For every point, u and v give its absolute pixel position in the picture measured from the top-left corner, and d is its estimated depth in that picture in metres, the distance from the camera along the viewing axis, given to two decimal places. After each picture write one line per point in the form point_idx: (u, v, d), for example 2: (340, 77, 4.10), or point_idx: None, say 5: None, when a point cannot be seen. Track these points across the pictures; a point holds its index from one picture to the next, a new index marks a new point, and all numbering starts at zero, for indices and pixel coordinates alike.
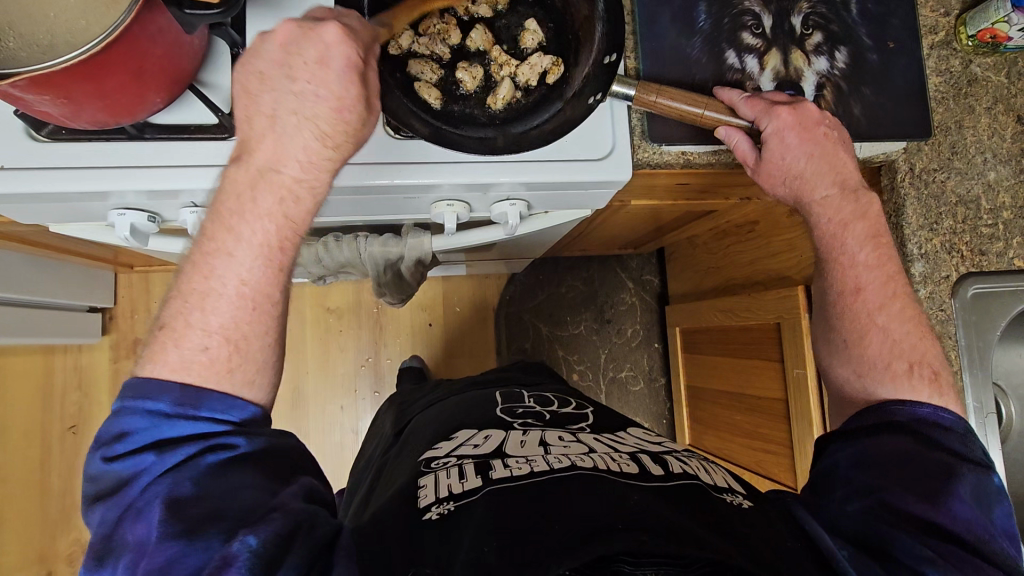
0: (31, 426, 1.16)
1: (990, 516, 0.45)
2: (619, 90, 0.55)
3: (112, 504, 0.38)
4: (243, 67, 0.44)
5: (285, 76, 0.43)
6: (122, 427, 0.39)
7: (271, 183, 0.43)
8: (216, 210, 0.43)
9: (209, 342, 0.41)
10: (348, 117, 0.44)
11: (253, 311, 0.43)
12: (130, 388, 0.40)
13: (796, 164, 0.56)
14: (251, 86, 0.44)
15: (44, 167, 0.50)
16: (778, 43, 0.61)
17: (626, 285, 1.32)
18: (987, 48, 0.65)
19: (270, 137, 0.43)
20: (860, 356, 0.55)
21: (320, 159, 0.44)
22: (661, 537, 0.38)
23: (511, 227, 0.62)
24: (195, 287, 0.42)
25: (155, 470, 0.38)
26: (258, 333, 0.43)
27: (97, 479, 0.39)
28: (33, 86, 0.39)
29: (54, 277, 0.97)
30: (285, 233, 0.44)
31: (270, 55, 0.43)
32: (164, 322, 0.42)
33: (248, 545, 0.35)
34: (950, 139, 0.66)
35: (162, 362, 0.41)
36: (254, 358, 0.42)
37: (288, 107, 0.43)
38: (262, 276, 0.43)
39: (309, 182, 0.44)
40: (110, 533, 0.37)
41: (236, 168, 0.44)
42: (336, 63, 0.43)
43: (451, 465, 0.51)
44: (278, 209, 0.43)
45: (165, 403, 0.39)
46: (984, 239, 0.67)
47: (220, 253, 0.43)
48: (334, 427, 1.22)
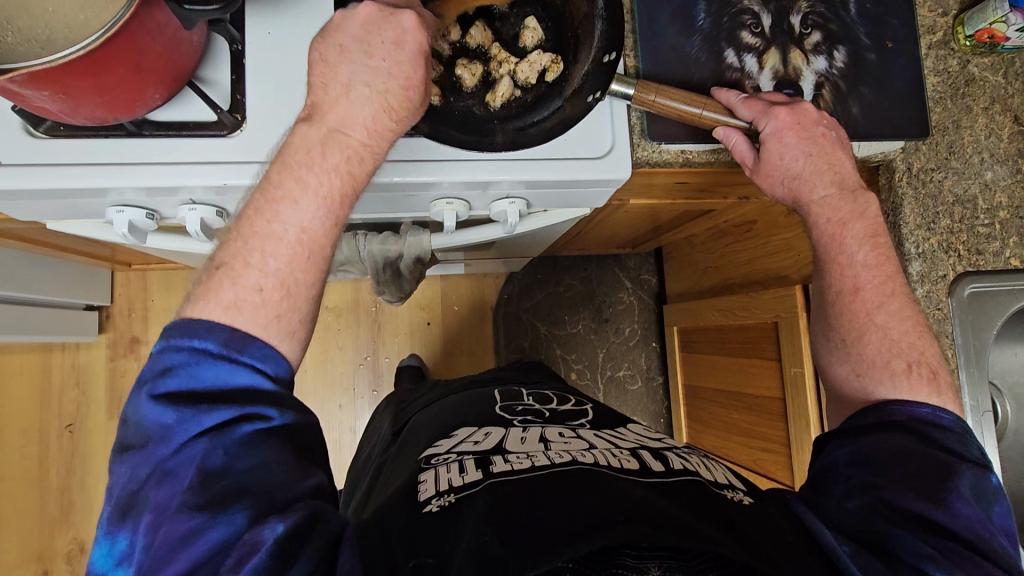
0: (27, 426, 1.15)
1: (990, 514, 0.45)
2: (617, 88, 0.55)
3: (142, 456, 0.37)
4: (324, 39, 0.45)
5: (362, 52, 0.44)
6: (166, 364, 0.38)
7: (339, 143, 0.44)
8: (280, 160, 0.43)
9: (264, 284, 0.41)
10: (413, 96, 0.45)
11: (306, 261, 0.42)
12: (176, 327, 0.39)
13: (793, 165, 0.57)
14: (330, 55, 0.44)
15: (41, 163, 0.50)
16: (777, 43, 0.62)
17: (624, 285, 1.32)
18: (985, 48, 0.65)
19: (344, 102, 0.44)
20: (858, 355, 0.55)
21: (383, 128, 0.45)
22: (663, 530, 0.38)
23: (510, 225, 0.62)
24: (256, 230, 0.42)
25: (193, 426, 0.37)
26: (307, 284, 0.43)
27: (131, 422, 0.38)
28: (31, 81, 0.39)
29: (51, 275, 0.96)
30: (346, 189, 0.44)
31: (351, 30, 0.44)
32: (221, 261, 0.41)
33: (276, 531, 0.35)
34: (947, 139, 0.66)
35: (216, 298, 0.40)
36: (300, 309, 0.42)
37: (361, 78, 0.44)
38: (321, 228, 0.43)
39: (371, 147, 0.45)
40: (137, 488, 0.37)
41: (304, 126, 0.44)
42: (411, 48, 0.44)
43: (452, 461, 0.51)
44: (342, 167, 0.44)
45: (211, 343, 0.39)
46: (980, 238, 0.68)
47: (286, 199, 0.42)
48: (333, 426, 1.22)
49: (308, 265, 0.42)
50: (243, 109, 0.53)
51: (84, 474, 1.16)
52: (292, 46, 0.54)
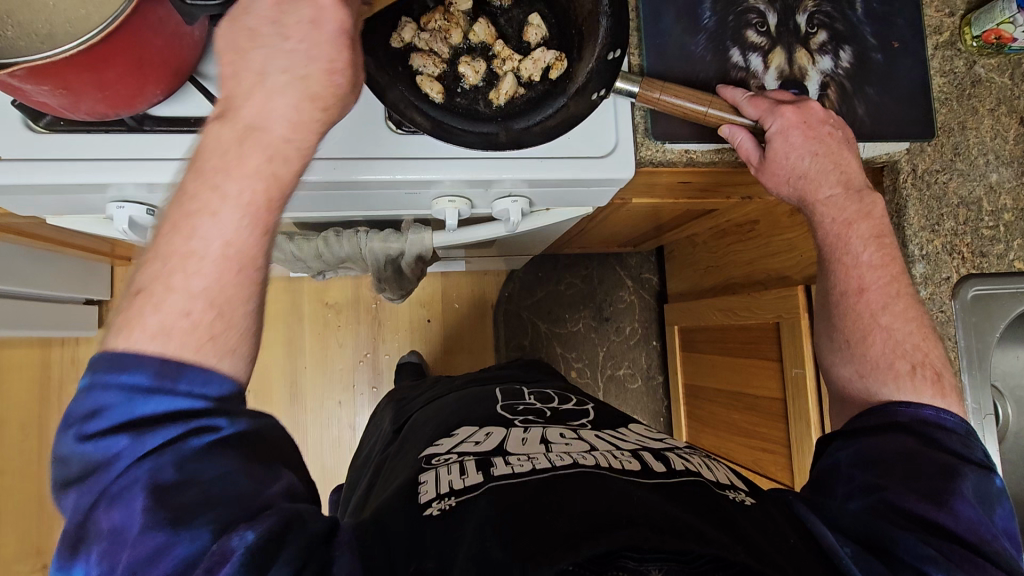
0: (27, 419, 1.15)
1: (992, 516, 0.45)
2: (623, 86, 0.55)
3: (85, 489, 0.35)
4: (231, 23, 0.41)
5: (278, 34, 0.40)
6: (94, 404, 0.36)
7: (259, 140, 0.40)
8: (193, 169, 0.40)
9: (193, 307, 0.38)
10: (339, 81, 0.41)
11: (237, 274, 0.39)
12: (102, 361, 0.37)
13: (800, 164, 0.56)
14: (239, 40, 0.41)
15: (41, 158, 0.50)
16: (783, 42, 0.61)
17: (625, 283, 1.32)
18: (992, 49, 0.65)
19: (258, 94, 0.40)
20: (862, 356, 0.55)
21: (310, 121, 0.41)
22: (664, 533, 0.38)
23: (512, 223, 0.61)
24: (175, 249, 0.38)
25: (133, 452, 0.35)
26: (241, 300, 0.39)
27: (67, 461, 0.36)
28: (32, 76, 0.38)
29: (52, 269, 0.96)
30: (272, 192, 0.41)
31: (261, 10, 0.41)
32: (140, 286, 0.38)
33: (246, 539, 0.34)
34: (953, 141, 0.66)
35: (138, 328, 0.37)
36: (237, 325, 0.39)
37: (278, 65, 0.40)
38: (247, 237, 0.40)
39: (296, 143, 0.41)
40: (84, 519, 0.35)
41: (216, 126, 0.40)
42: (330, 26, 0.40)
43: (453, 462, 0.51)
44: (265, 168, 0.40)
45: (142, 376, 0.36)
46: (984, 240, 0.67)
47: (204, 212, 0.39)
48: (332, 422, 1.22)
49: (239, 279, 0.39)
50: None
51: None
52: None
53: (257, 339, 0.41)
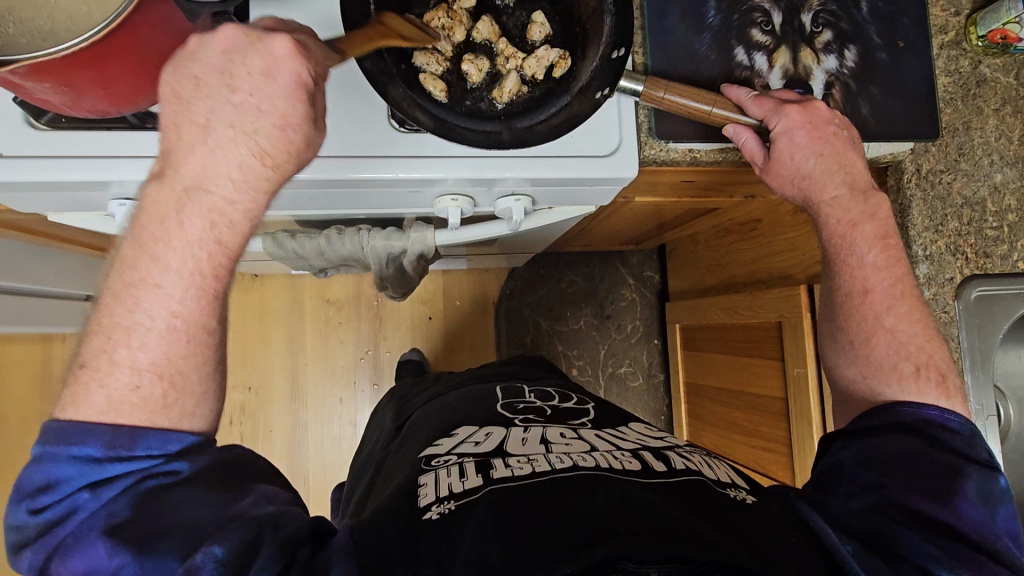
0: (29, 415, 1.15)
1: (995, 516, 0.45)
2: (627, 84, 0.54)
3: (41, 546, 0.38)
4: (177, 71, 0.41)
5: (224, 86, 0.40)
6: (48, 477, 0.38)
7: (199, 205, 0.41)
8: (136, 235, 0.42)
9: (141, 380, 0.40)
10: (292, 135, 0.42)
11: (185, 343, 0.41)
12: (51, 433, 0.39)
13: (805, 164, 0.56)
14: (183, 91, 0.41)
15: (42, 155, 0.50)
16: (788, 41, 0.61)
17: (626, 281, 1.32)
18: (997, 48, 0.65)
19: (202, 150, 0.41)
20: (866, 357, 0.55)
21: (257, 177, 0.42)
22: (664, 539, 0.38)
23: (515, 222, 0.61)
24: (118, 322, 0.40)
25: (89, 509, 0.38)
26: (194, 365, 0.41)
27: (27, 528, 0.38)
28: (33, 73, 0.38)
29: (53, 266, 0.96)
30: (217, 260, 0.42)
31: (209, 58, 0.40)
32: (86, 361, 0.40)
33: (214, 555, 0.36)
34: (957, 141, 0.66)
35: (86, 405, 0.39)
36: (193, 389, 0.41)
37: (223, 117, 0.41)
38: (194, 305, 0.41)
39: (240, 203, 0.42)
40: (46, 571, 0.37)
41: (157, 186, 0.41)
42: (284, 79, 0.40)
43: (453, 463, 0.51)
44: (207, 234, 0.41)
45: (93, 447, 0.38)
46: (988, 241, 0.67)
47: (145, 283, 0.41)
48: (333, 419, 1.22)
49: (189, 348, 0.41)
50: None
51: None
52: None
53: (218, 392, 0.44)
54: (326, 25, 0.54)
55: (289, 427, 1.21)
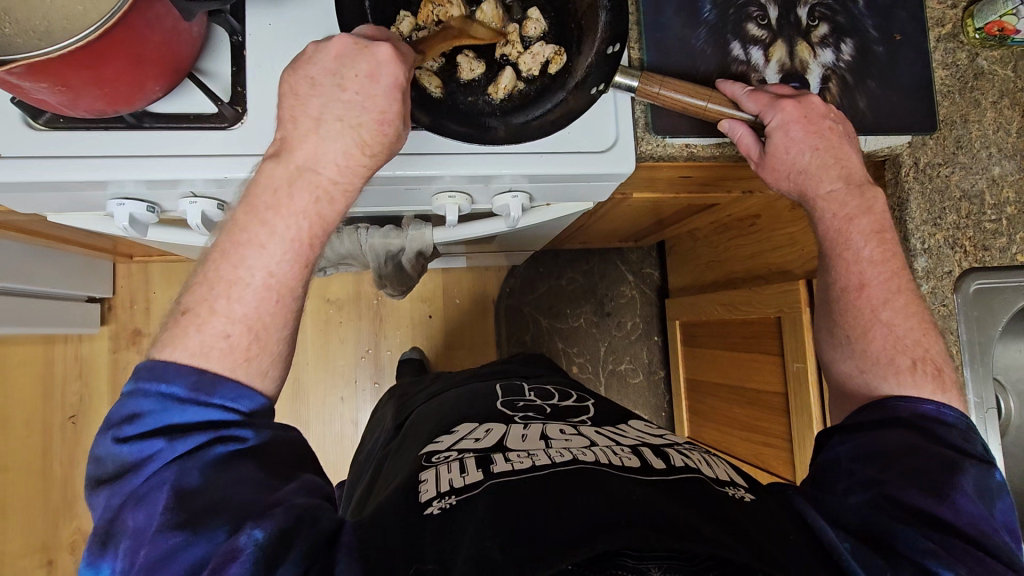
0: (32, 416, 1.16)
1: (992, 510, 0.45)
2: (622, 80, 0.53)
3: (116, 489, 0.39)
4: (295, 71, 0.45)
5: (337, 84, 0.44)
6: (136, 409, 0.40)
7: (308, 182, 0.44)
8: (248, 203, 0.44)
9: (231, 330, 0.42)
10: (387, 132, 0.45)
11: (277, 301, 0.44)
12: (146, 369, 0.41)
13: (801, 159, 0.56)
14: (300, 87, 0.45)
15: (39, 155, 0.50)
16: (783, 35, 0.61)
17: (626, 278, 1.32)
18: (994, 41, 0.64)
19: (313, 138, 0.44)
20: (863, 352, 0.55)
21: (356, 165, 0.46)
22: (664, 534, 0.38)
23: (513, 219, 0.61)
24: (222, 275, 0.43)
25: (163, 457, 0.39)
26: (277, 325, 0.44)
27: (103, 461, 0.40)
28: (30, 73, 0.39)
29: (53, 267, 0.97)
30: (315, 232, 0.45)
31: (323, 61, 0.44)
32: (187, 307, 0.43)
33: (255, 538, 0.37)
34: (955, 134, 0.66)
35: (183, 346, 0.42)
36: (272, 348, 0.44)
37: (334, 113, 0.44)
38: (289, 270, 0.44)
39: (342, 184, 0.46)
40: (112, 517, 0.39)
41: (272, 164, 0.45)
42: (386, 80, 0.44)
43: (453, 459, 0.51)
44: (311, 209, 0.45)
45: (180, 387, 0.40)
46: (986, 234, 0.67)
47: (253, 243, 0.44)
48: (334, 418, 1.22)
49: (277, 308, 0.44)
50: (244, 102, 0.53)
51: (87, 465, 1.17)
52: (293, 39, 0.53)
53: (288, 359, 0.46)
54: (322, 23, 0.54)
55: (291, 426, 1.21)
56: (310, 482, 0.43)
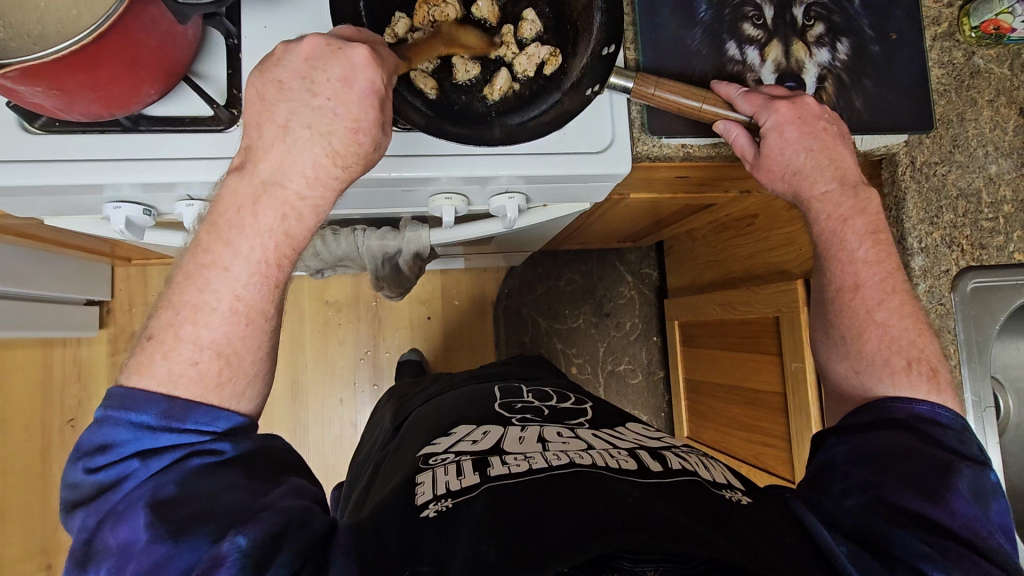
0: (31, 419, 1.16)
1: (988, 512, 0.45)
2: (617, 81, 0.54)
3: (93, 509, 0.39)
4: (263, 75, 0.44)
5: (307, 89, 0.43)
6: (106, 438, 0.40)
7: (274, 197, 0.44)
8: (212, 220, 0.44)
9: (199, 357, 0.42)
10: (362, 139, 0.44)
11: (246, 326, 0.43)
12: (115, 398, 0.41)
13: (795, 160, 0.56)
14: (267, 93, 0.44)
15: (34, 159, 0.50)
16: (779, 35, 0.61)
17: (625, 278, 1.32)
18: (991, 39, 0.64)
19: (281, 147, 0.44)
20: (859, 352, 0.55)
21: (327, 176, 0.45)
22: (660, 535, 0.38)
23: (509, 220, 0.61)
24: (186, 300, 0.43)
25: (138, 476, 0.39)
26: (250, 348, 0.44)
27: (77, 487, 0.40)
28: (25, 77, 0.39)
29: (52, 271, 0.97)
30: (282, 249, 0.45)
31: (292, 65, 0.44)
32: (152, 334, 0.43)
33: (239, 545, 0.36)
34: (951, 132, 0.66)
35: (149, 374, 0.41)
36: (245, 370, 0.43)
37: (303, 120, 0.44)
38: (257, 292, 0.44)
39: (312, 199, 0.45)
40: (90, 539, 0.38)
41: (237, 177, 0.44)
42: (360, 85, 0.43)
43: (450, 462, 0.51)
44: (278, 226, 0.44)
45: (150, 415, 0.40)
46: (984, 233, 0.67)
47: (216, 266, 0.43)
48: (334, 420, 1.22)
49: (248, 331, 0.43)
50: (239, 105, 0.53)
51: None
52: (288, 42, 0.53)
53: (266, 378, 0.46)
54: (317, 25, 0.54)
55: (291, 428, 1.21)
56: (297, 486, 0.43)
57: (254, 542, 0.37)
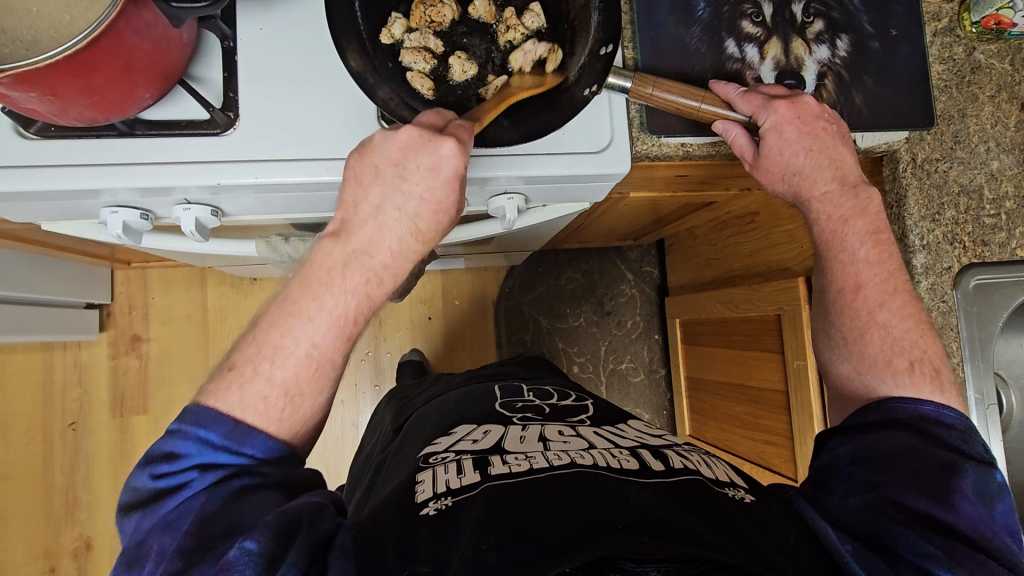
0: (32, 423, 1.16)
1: (993, 512, 0.45)
2: (615, 81, 0.54)
3: (148, 514, 0.42)
4: (360, 157, 0.46)
5: (398, 176, 0.46)
6: (175, 448, 0.43)
7: (361, 265, 0.46)
8: (303, 276, 0.47)
9: (269, 393, 0.44)
10: (441, 219, 0.48)
11: (314, 371, 0.46)
12: (188, 414, 0.44)
13: (794, 160, 0.56)
14: (364, 175, 0.46)
15: (31, 165, 0.50)
16: (779, 32, 0.60)
17: (626, 277, 1.32)
18: (991, 35, 0.64)
19: (372, 223, 0.46)
20: (861, 353, 0.54)
21: (408, 250, 0.48)
22: (662, 537, 0.37)
23: (508, 221, 0.61)
24: (269, 341, 0.45)
25: (195, 486, 0.42)
26: (314, 391, 0.46)
27: (138, 491, 0.43)
28: (18, 83, 0.38)
29: (51, 274, 0.97)
30: (361, 309, 0.47)
31: (388, 152, 0.46)
32: (234, 364, 0.45)
33: (247, 550, 0.37)
34: (952, 129, 0.65)
35: (223, 400, 0.44)
36: (303, 412, 0.46)
37: (393, 201, 0.46)
38: (332, 343, 0.46)
39: (393, 267, 0.48)
40: (138, 544, 0.41)
41: (330, 243, 0.47)
42: (447, 173, 0.45)
43: (450, 460, 0.51)
44: (362, 289, 0.47)
45: (215, 434, 0.43)
46: (985, 229, 0.67)
47: (301, 315, 0.46)
48: (335, 421, 1.22)
49: (315, 376, 0.46)
50: (236, 108, 0.52)
51: (89, 472, 1.17)
52: (283, 45, 0.53)
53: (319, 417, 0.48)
54: (312, 28, 0.54)
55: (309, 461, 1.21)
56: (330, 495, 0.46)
57: (263, 544, 0.37)
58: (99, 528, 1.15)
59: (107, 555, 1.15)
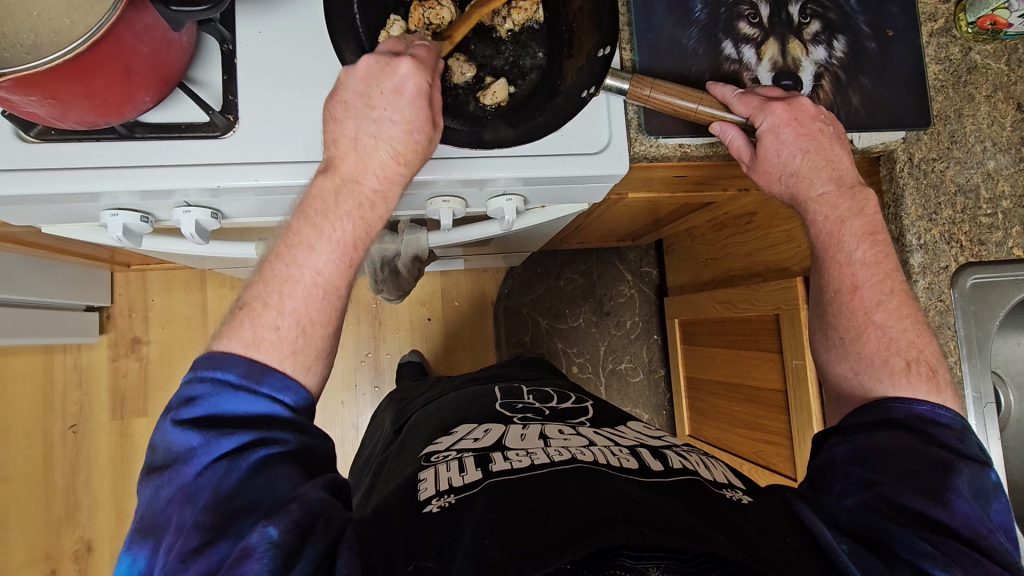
0: (32, 426, 1.16)
1: (987, 511, 0.45)
2: (612, 83, 0.54)
3: (167, 481, 0.41)
4: (331, 98, 0.48)
5: (365, 105, 0.47)
6: (192, 393, 0.43)
7: (351, 192, 0.48)
8: (301, 210, 0.48)
9: (281, 323, 0.45)
10: (417, 138, 0.49)
11: (321, 299, 0.47)
12: (204, 360, 0.44)
13: (792, 161, 0.56)
14: (336, 112, 0.48)
15: (31, 168, 0.50)
16: (775, 33, 0.61)
17: (625, 277, 1.32)
18: (987, 35, 0.64)
19: (353, 155, 0.48)
20: (858, 353, 0.55)
21: (395, 175, 0.49)
22: (663, 531, 0.38)
23: (507, 222, 0.61)
24: (276, 273, 0.46)
25: (211, 451, 0.41)
26: (323, 321, 0.47)
27: (158, 448, 0.42)
28: (18, 87, 0.38)
29: (51, 276, 0.97)
30: (359, 234, 0.49)
31: (352, 86, 0.48)
32: (246, 302, 0.46)
33: (268, 536, 0.37)
34: (949, 129, 0.66)
35: (238, 338, 0.44)
36: (316, 344, 0.46)
37: (369, 130, 0.48)
38: (335, 268, 0.47)
39: (382, 190, 0.49)
40: (155, 513, 0.41)
41: (321, 179, 0.48)
42: (410, 91, 0.47)
43: (451, 458, 0.52)
44: (356, 214, 0.48)
45: (232, 374, 0.43)
46: (982, 229, 0.67)
47: (302, 245, 0.47)
48: (335, 422, 1.22)
49: (324, 304, 0.47)
50: (235, 110, 0.52)
51: (89, 474, 1.17)
52: (281, 49, 0.53)
53: (330, 356, 0.48)
54: (311, 31, 0.54)
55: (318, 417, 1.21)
56: (331, 479, 0.45)
57: (283, 533, 0.37)
58: (99, 531, 1.15)
59: (108, 556, 1.15)
